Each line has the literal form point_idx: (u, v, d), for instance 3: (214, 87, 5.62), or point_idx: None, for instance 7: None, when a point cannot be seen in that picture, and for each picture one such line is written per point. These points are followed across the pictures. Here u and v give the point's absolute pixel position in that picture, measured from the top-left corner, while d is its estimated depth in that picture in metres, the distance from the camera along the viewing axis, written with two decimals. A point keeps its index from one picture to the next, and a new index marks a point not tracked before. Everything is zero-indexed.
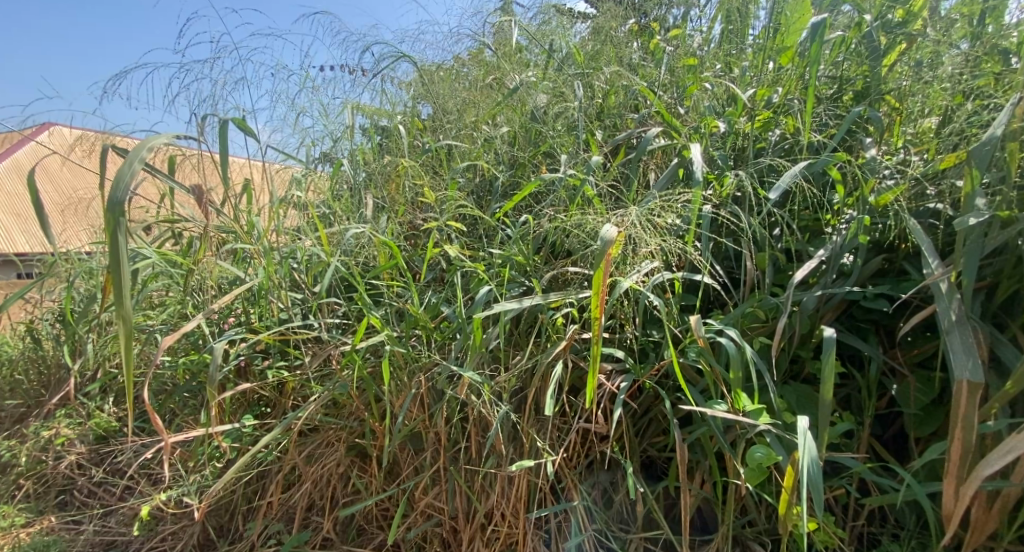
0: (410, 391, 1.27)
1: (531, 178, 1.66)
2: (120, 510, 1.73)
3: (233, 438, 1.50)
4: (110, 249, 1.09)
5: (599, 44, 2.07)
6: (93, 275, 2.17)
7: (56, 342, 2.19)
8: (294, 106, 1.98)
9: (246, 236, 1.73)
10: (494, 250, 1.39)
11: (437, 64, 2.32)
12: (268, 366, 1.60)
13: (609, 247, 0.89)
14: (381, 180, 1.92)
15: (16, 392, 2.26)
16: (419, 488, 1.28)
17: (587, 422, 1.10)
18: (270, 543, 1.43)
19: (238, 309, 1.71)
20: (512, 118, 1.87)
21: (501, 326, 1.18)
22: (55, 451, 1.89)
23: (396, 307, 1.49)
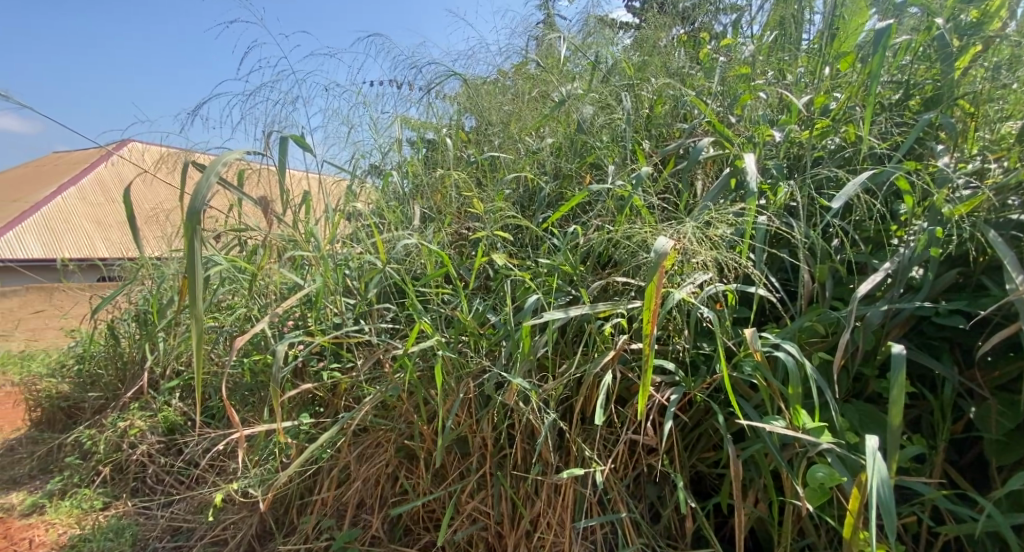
0: (459, 396, 1.30)
1: (577, 189, 1.67)
2: (186, 498, 1.84)
3: (292, 434, 1.58)
4: (187, 256, 1.17)
5: (645, 55, 2.06)
6: (167, 279, 2.33)
7: (134, 340, 2.37)
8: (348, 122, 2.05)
9: (305, 244, 1.81)
10: (541, 260, 1.40)
11: (483, 78, 2.36)
12: (323, 368, 1.68)
13: (663, 259, 0.88)
14: (429, 192, 1.98)
15: (96, 385, 2.46)
16: (466, 492, 1.31)
17: (635, 433, 1.08)
18: (323, 538, 1.48)
19: (296, 313, 1.79)
20: (558, 130, 1.90)
21: (549, 336, 1.18)
22: (130, 441, 2.04)
23: (445, 314, 1.53)
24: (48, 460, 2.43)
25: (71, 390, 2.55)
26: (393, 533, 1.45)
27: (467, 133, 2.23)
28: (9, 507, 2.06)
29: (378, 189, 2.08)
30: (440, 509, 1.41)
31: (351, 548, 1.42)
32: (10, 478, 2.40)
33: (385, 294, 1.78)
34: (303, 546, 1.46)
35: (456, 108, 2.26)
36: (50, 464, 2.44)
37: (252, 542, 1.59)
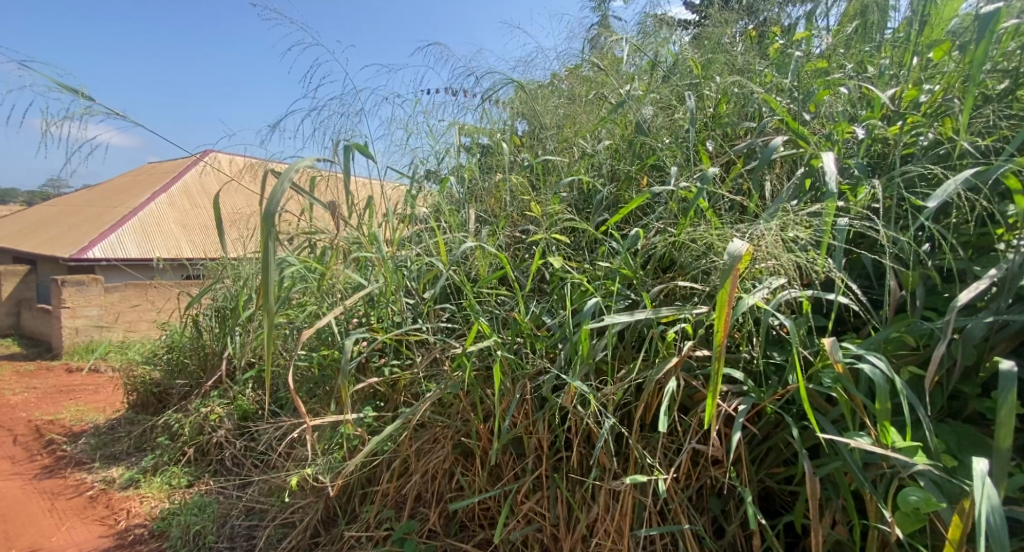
0: (516, 396, 1.31)
1: (635, 193, 1.63)
2: (257, 482, 1.99)
3: (357, 426, 1.65)
4: (262, 256, 1.23)
5: (707, 53, 1.98)
6: (242, 277, 2.50)
7: (214, 334, 2.56)
8: (407, 129, 2.11)
9: (369, 246, 1.88)
10: (601, 263, 1.37)
11: (539, 83, 2.36)
12: (384, 364, 1.73)
13: (738, 263, 0.83)
14: (485, 196, 2.01)
15: (182, 373, 2.68)
16: (522, 492, 1.31)
17: (699, 443, 1.03)
18: (383, 528, 1.54)
19: (360, 311, 1.86)
20: (616, 133, 1.86)
21: (608, 340, 1.16)
22: (211, 425, 2.26)
23: (502, 316, 1.54)
24: (143, 439, 2.72)
25: (161, 376, 2.79)
26: (449, 527, 1.47)
27: (521, 138, 2.24)
28: (110, 482, 2.39)
29: (434, 194, 2.12)
30: (496, 507, 1.42)
31: (409, 539, 1.46)
32: (111, 454, 2.70)
33: (443, 294, 1.81)
34: (365, 534, 1.53)
35: (510, 113, 2.27)
36: (144, 443, 2.70)
37: (317, 526, 1.67)
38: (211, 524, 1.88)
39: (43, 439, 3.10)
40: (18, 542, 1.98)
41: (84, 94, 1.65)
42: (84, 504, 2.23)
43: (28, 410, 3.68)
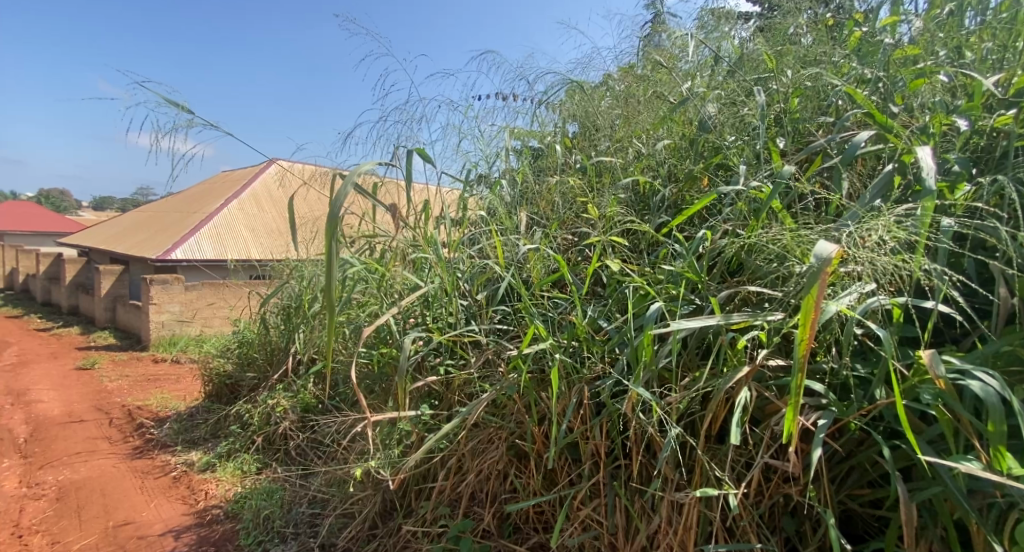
0: (574, 400, 1.29)
1: (696, 193, 1.57)
2: (317, 473, 2.08)
3: (414, 423, 1.68)
4: (326, 258, 1.27)
5: (774, 44, 1.88)
6: (305, 277, 2.60)
7: (280, 330, 2.69)
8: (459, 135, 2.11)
9: (425, 247, 1.92)
10: (664, 266, 1.33)
11: (596, 82, 2.32)
12: (439, 364, 1.75)
13: (828, 267, 0.78)
14: (537, 198, 1.99)
15: (252, 366, 2.85)
16: (578, 498, 1.30)
17: (773, 459, 0.98)
18: (438, 525, 1.56)
19: (416, 311, 1.90)
20: (676, 131, 1.80)
21: (673, 346, 1.12)
22: (277, 417, 2.39)
23: (559, 319, 1.52)
24: (217, 427, 2.92)
25: (235, 369, 2.97)
26: (503, 528, 1.47)
27: (572, 140, 2.20)
28: (189, 465, 2.61)
29: (486, 197, 2.12)
30: (551, 511, 1.41)
31: (464, 538, 1.47)
32: (191, 439, 2.92)
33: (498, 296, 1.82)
34: (421, 529, 1.56)
35: (563, 115, 2.24)
36: (218, 430, 2.89)
37: (375, 518, 1.72)
38: (278, 510, 2.00)
39: (133, 422, 3.38)
40: (113, 517, 2.23)
41: (180, 109, 1.80)
42: (168, 485, 2.47)
43: (122, 394, 4.04)
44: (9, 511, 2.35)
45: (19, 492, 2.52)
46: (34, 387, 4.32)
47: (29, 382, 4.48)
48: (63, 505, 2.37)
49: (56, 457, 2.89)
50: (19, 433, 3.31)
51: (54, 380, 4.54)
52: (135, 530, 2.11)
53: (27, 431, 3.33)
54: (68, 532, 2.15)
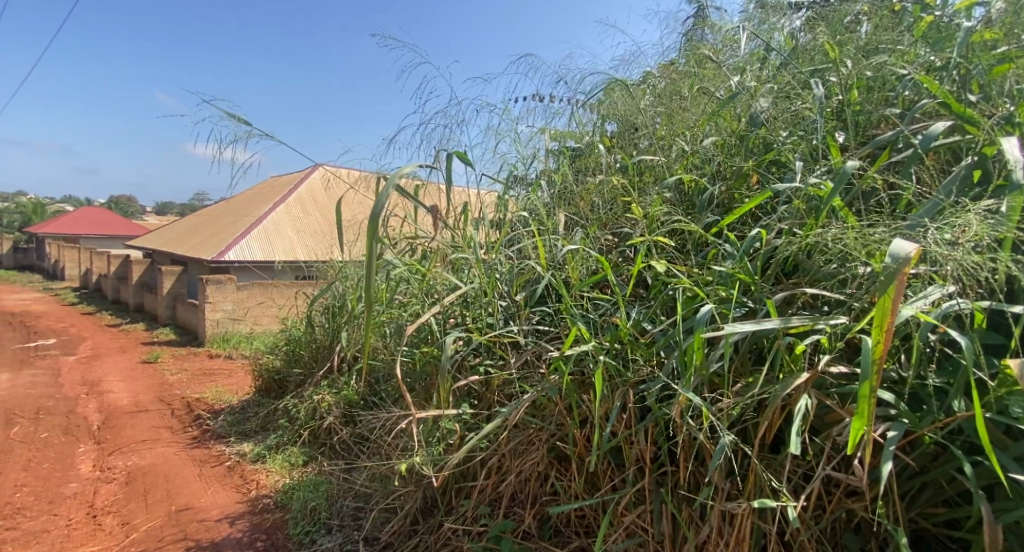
0: (618, 404, 1.27)
1: (745, 191, 1.51)
2: (360, 467, 2.13)
3: (455, 421, 1.70)
4: (371, 258, 1.29)
5: (833, 33, 1.79)
6: (348, 277, 2.66)
7: (325, 328, 2.76)
8: (496, 136, 2.10)
9: (465, 248, 1.93)
10: (714, 267, 1.28)
11: (641, 79, 2.28)
12: (479, 363, 1.76)
13: (906, 269, 0.77)
14: (576, 198, 1.96)
15: (299, 362, 2.94)
16: (623, 504, 1.28)
17: (836, 471, 0.93)
18: (479, 524, 1.57)
19: (456, 311, 1.90)
20: (724, 127, 1.74)
21: (725, 350, 1.08)
22: (322, 412, 2.46)
23: (602, 321, 1.50)
24: (266, 421, 3.03)
25: (283, 365, 3.07)
26: (544, 530, 1.46)
27: (611, 138, 2.15)
28: (243, 455, 2.73)
29: (524, 198, 2.11)
30: (593, 515, 1.39)
31: (505, 539, 1.47)
32: (243, 431, 3.04)
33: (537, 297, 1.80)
34: (462, 527, 1.57)
35: (600, 114, 2.20)
36: (268, 423, 3.00)
37: (416, 515, 1.74)
38: (324, 502, 2.05)
39: (191, 413, 3.55)
40: (175, 501, 2.34)
41: (235, 116, 1.87)
42: (223, 473, 2.58)
43: (181, 387, 4.25)
44: (83, 493, 2.50)
45: (92, 475, 2.69)
46: (105, 378, 4.60)
47: (100, 374, 4.77)
48: (132, 488, 2.50)
49: (125, 444, 3.06)
50: (92, 420, 3.52)
51: (122, 372, 4.82)
52: (195, 514, 2.22)
53: (99, 418, 3.55)
54: (136, 514, 2.27)
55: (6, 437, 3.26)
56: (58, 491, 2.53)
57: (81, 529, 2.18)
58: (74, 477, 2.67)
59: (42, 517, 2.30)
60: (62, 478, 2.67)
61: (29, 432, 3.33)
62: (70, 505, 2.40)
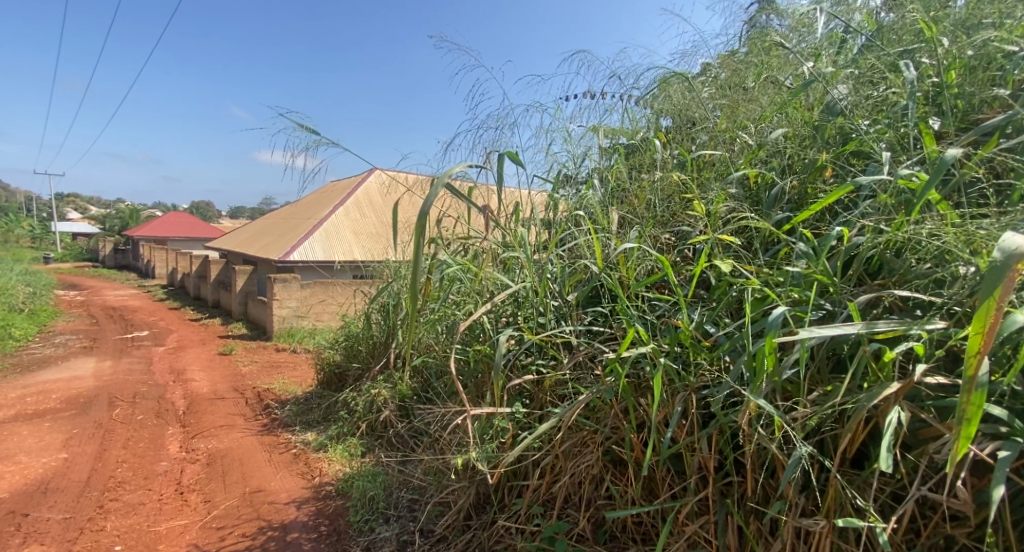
0: (679, 409, 1.22)
1: (820, 186, 1.41)
2: (415, 460, 2.16)
3: (508, 419, 1.69)
4: (421, 257, 1.30)
5: (926, 9, 1.64)
6: (404, 275, 2.71)
7: (382, 325, 2.83)
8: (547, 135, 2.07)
9: (516, 247, 1.91)
10: (788, 267, 1.20)
11: (706, 69, 2.18)
12: (530, 363, 1.74)
13: (1016, 267, 0.68)
14: (630, 196, 1.90)
15: (357, 357, 3.03)
16: (684, 512, 1.23)
17: (933, 493, 0.85)
18: (533, 524, 1.55)
19: (507, 311, 1.89)
20: (795, 117, 1.64)
21: (800, 356, 1.01)
22: (380, 405, 2.53)
23: (662, 323, 1.44)
24: (326, 413, 3.14)
25: (343, 359, 3.18)
26: (599, 534, 1.43)
27: (667, 133, 2.07)
28: (307, 443, 2.84)
29: (576, 197, 2.07)
30: (650, 522, 1.35)
31: (560, 540, 1.45)
32: (306, 421, 3.17)
33: (590, 297, 1.76)
34: (516, 525, 1.56)
35: (654, 110, 2.12)
36: (330, 414, 3.10)
37: (469, 510, 1.74)
38: (383, 492, 2.10)
39: (261, 402, 3.74)
40: (250, 483, 2.47)
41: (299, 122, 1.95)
42: (291, 459, 2.69)
43: (251, 377, 4.48)
44: (173, 471, 2.68)
45: (179, 455, 2.88)
46: (188, 367, 4.93)
47: (183, 363, 5.12)
48: (212, 469, 2.66)
49: (206, 428, 3.26)
50: (177, 405, 3.78)
51: (202, 362, 5.16)
52: (267, 496, 2.34)
53: (183, 404, 3.81)
54: (217, 493, 2.41)
55: (108, 417, 3.56)
56: (151, 468, 2.72)
57: (170, 504, 2.34)
58: (164, 455, 2.87)
59: (139, 491, 2.48)
60: (155, 456, 2.87)
61: (127, 413, 3.62)
62: (162, 481, 2.57)
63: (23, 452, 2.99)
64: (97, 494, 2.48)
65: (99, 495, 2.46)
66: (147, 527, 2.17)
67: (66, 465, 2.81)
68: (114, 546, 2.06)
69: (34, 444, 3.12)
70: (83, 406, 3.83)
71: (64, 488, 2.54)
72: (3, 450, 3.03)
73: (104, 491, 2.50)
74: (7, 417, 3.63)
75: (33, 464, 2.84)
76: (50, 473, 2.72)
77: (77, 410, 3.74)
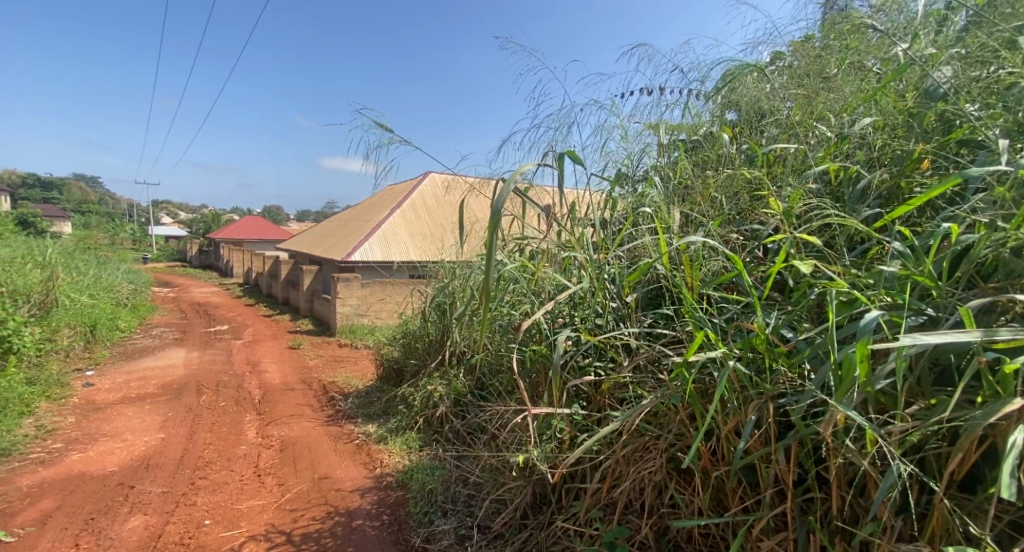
0: (753, 417, 1.15)
1: (915, 179, 1.29)
2: (470, 456, 2.17)
3: (566, 421, 1.66)
4: (490, 254, 1.29)
5: None
6: (459, 273, 2.72)
7: (438, 323, 2.86)
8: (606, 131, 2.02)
9: (575, 246, 1.88)
10: (882, 267, 1.10)
11: (781, 57, 2.06)
12: (588, 364, 1.70)
13: None
14: (694, 194, 1.82)
15: (415, 353, 3.09)
16: (758, 526, 1.16)
17: None
18: (592, 527, 1.51)
19: (564, 311, 1.86)
20: (885, 104, 1.51)
21: (898, 366, 0.92)
22: (437, 401, 2.57)
23: (732, 327, 1.37)
24: (386, 407, 3.22)
25: (401, 356, 3.25)
26: (662, 543, 1.38)
27: (735, 127, 1.96)
28: (369, 435, 2.92)
29: (634, 196, 2.01)
30: (718, 534, 1.28)
31: (620, 547, 1.41)
32: (368, 413, 3.27)
33: (650, 298, 1.69)
34: (574, 528, 1.53)
35: (721, 102, 2.02)
36: (389, 408, 3.18)
37: (526, 509, 1.73)
38: (440, 486, 2.13)
39: (326, 394, 3.90)
40: (318, 470, 2.57)
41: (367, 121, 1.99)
42: (354, 449, 2.78)
43: (317, 371, 4.68)
44: (251, 454, 2.84)
45: (257, 440, 3.04)
46: (261, 360, 5.21)
47: (258, 355, 5.43)
48: (286, 455, 2.79)
49: (278, 416, 3.42)
50: (254, 394, 4.00)
51: (274, 355, 5.45)
52: (334, 483, 2.42)
53: (259, 393, 4.03)
54: (289, 477, 2.52)
55: (196, 403, 3.82)
56: (233, 451, 2.90)
57: (250, 485, 2.47)
58: (244, 440, 3.05)
59: (224, 471, 2.64)
60: (236, 440, 3.05)
61: (211, 400, 3.87)
62: (242, 463, 2.73)
63: (129, 431, 3.26)
64: (188, 471, 2.66)
65: (191, 473, 2.64)
66: (231, 505, 2.31)
67: (163, 444, 3.03)
68: (202, 520, 2.20)
69: (138, 424, 3.39)
70: (174, 392, 4.13)
71: (162, 465, 2.75)
72: (112, 428, 3.32)
73: (194, 469, 2.68)
74: (114, 399, 3.97)
75: (136, 441, 3.09)
76: (150, 451, 2.95)
77: (170, 395, 4.04)
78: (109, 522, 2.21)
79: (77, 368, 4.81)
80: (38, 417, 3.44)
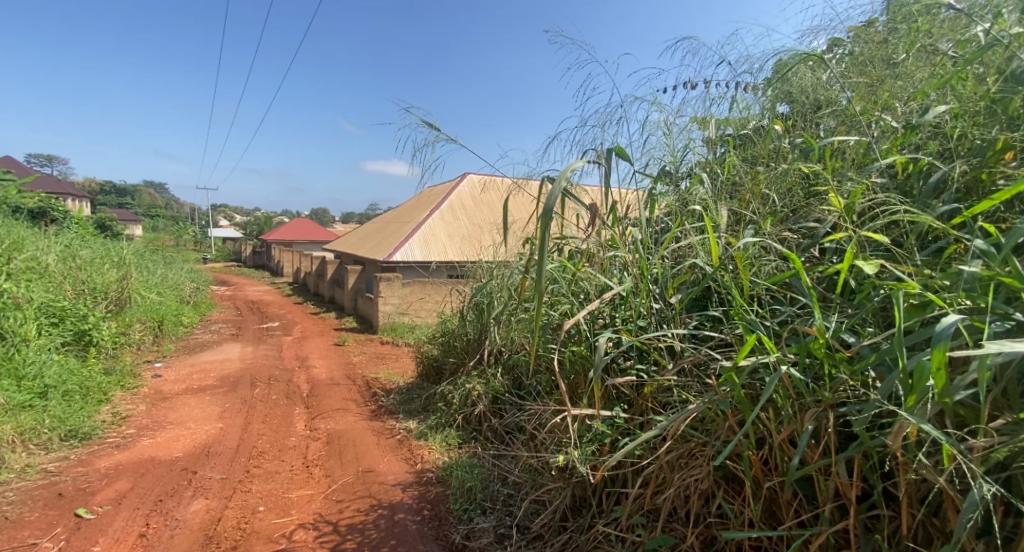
0: (811, 426, 1.08)
1: (995, 173, 1.18)
2: (508, 455, 2.15)
3: (607, 423, 1.61)
4: (542, 249, 1.26)
5: None
6: (498, 272, 2.70)
7: (477, 322, 2.86)
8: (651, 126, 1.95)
9: (617, 244, 1.82)
10: (964, 267, 1.01)
11: (841, 43, 1.94)
12: (630, 367, 1.64)
13: None
14: (742, 190, 1.73)
15: (454, 352, 3.10)
16: (816, 541, 1.09)
17: None
18: (634, 534, 1.46)
19: (605, 311, 1.80)
20: (961, 90, 1.39)
21: (983, 375, 0.83)
22: (477, 399, 2.56)
23: (785, 330, 1.29)
24: (426, 404, 3.25)
25: (441, 354, 3.26)
26: None
27: (788, 119, 1.86)
28: (410, 431, 2.95)
29: (678, 193, 1.94)
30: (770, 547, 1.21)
31: None
32: (408, 410, 3.30)
33: (696, 299, 1.62)
34: (615, 534, 1.48)
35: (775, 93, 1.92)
36: (429, 405, 3.20)
37: (566, 511, 1.69)
38: (479, 484, 2.11)
39: (369, 390, 3.97)
40: (363, 463, 2.60)
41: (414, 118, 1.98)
42: (396, 444, 2.81)
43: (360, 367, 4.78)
44: (301, 446, 2.91)
45: (305, 432, 3.12)
46: (309, 355, 5.36)
47: (306, 351, 5.59)
48: (332, 447, 2.85)
49: (325, 410, 3.50)
50: (302, 388, 4.12)
51: (321, 351, 5.60)
52: (377, 476, 2.45)
53: (307, 387, 4.15)
54: (336, 469, 2.57)
55: (250, 395, 3.96)
56: (284, 442, 2.98)
57: (299, 475, 2.53)
58: (294, 432, 3.13)
59: (276, 461, 2.72)
60: (286, 432, 3.14)
61: (264, 392, 4.01)
62: (293, 454, 2.80)
63: (191, 419, 3.42)
64: (244, 460, 2.75)
65: (246, 461, 2.73)
66: (282, 493, 2.37)
67: (222, 433, 3.15)
68: (257, 507, 2.26)
69: (198, 413, 3.54)
70: (231, 384, 4.30)
71: (221, 452, 2.86)
72: (176, 416, 3.48)
73: (249, 458, 2.77)
74: (177, 389, 4.16)
75: (198, 430, 3.23)
76: (209, 439, 3.08)
77: (228, 387, 4.21)
78: (175, 504, 2.31)
79: (146, 359, 5.09)
80: (113, 403, 3.65)
